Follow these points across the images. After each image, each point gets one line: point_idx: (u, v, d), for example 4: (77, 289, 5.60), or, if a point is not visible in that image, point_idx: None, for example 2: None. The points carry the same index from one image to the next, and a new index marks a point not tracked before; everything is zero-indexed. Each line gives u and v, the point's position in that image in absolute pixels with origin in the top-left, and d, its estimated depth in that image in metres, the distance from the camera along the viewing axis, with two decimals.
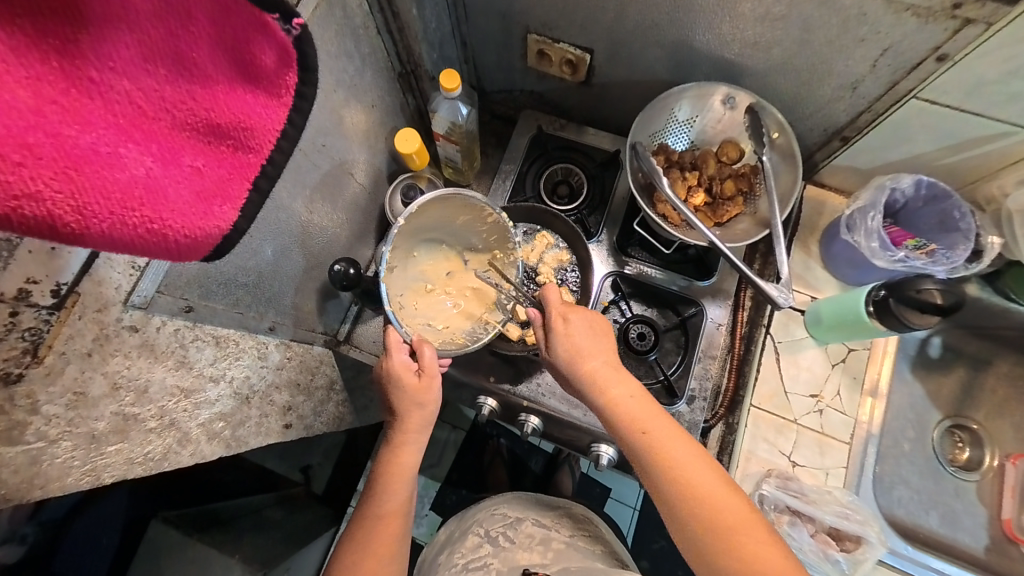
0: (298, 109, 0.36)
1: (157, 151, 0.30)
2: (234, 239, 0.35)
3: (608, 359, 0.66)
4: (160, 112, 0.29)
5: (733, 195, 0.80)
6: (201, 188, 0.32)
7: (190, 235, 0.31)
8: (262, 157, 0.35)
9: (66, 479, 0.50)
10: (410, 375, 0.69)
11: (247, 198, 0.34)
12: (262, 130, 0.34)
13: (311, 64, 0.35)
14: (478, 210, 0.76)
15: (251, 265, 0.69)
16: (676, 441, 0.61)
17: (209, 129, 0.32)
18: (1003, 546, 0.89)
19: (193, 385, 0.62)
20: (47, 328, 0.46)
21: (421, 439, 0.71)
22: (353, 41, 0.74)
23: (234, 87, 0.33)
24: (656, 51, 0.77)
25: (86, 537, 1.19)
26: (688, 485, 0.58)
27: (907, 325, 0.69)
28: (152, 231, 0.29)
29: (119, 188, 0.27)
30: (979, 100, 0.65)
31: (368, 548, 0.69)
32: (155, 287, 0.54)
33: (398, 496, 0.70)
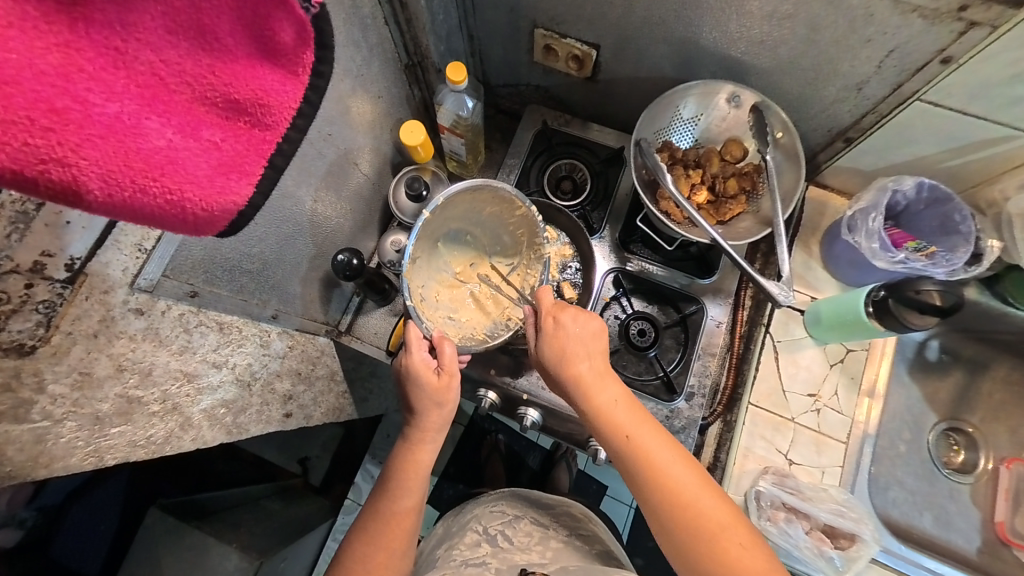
0: (315, 88, 0.34)
1: (177, 124, 0.30)
2: (249, 216, 0.35)
3: (598, 363, 0.66)
4: (180, 84, 0.30)
5: (736, 194, 0.80)
6: (219, 162, 0.32)
7: (207, 209, 0.31)
8: (278, 135, 0.34)
9: (71, 458, 0.50)
10: (432, 375, 0.69)
11: (262, 174, 0.34)
12: (279, 106, 0.33)
13: (327, 43, 0.34)
14: (507, 205, 0.76)
15: (255, 252, 0.69)
16: (662, 447, 0.62)
17: (228, 104, 0.32)
18: (995, 548, 0.90)
19: (196, 369, 0.63)
20: (60, 302, 0.47)
21: (439, 437, 0.73)
22: (361, 31, 0.74)
23: (254, 62, 0.32)
24: (663, 48, 0.78)
25: (84, 523, 1.20)
26: (673, 491, 0.60)
27: (906, 325, 0.69)
28: (171, 202, 0.30)
29: (139, 157, 0.28)
30: (983, 103, 0.65)
31: (377, 544, 0.69)
32: (161, 271, 0.55)
33: (413, 493, 0.71)
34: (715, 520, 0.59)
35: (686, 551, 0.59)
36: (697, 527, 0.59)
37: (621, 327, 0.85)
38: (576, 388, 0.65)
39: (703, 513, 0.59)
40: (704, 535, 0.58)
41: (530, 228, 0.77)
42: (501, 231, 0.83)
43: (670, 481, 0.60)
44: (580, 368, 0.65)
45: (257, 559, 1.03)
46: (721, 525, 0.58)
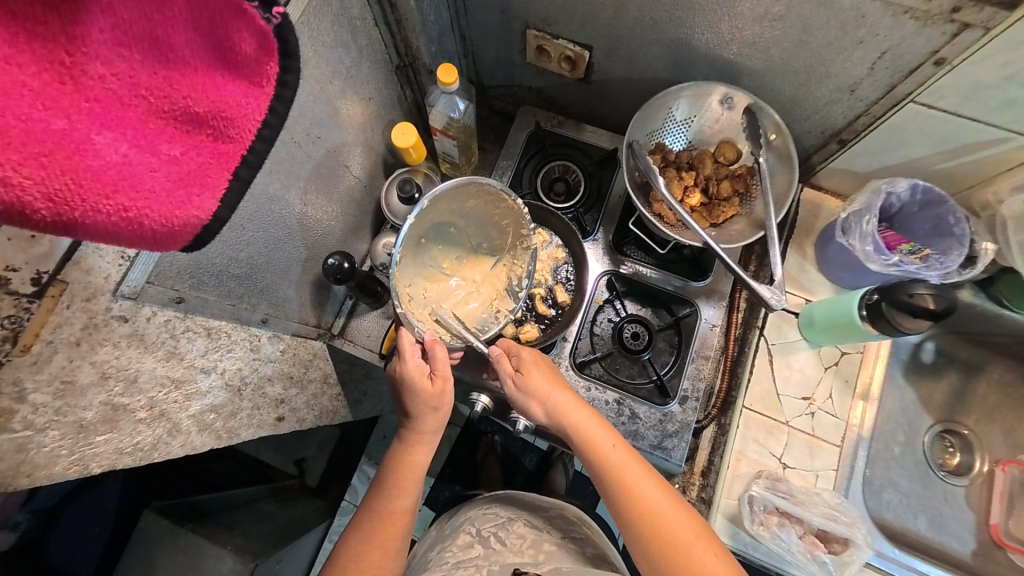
0: (280, 98, 0.35)
1: (133, 138, 0.29)
2: (214, 228, 0.34)
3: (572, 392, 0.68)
4: (134, 98, 0.29)
5: (729, 197, 0.80)
6: (179, 176, 0.31)
7: (167, 224, 0.31)
8: (242, 146, 0.34)
9: (53, 467, 0.50)
10: (426, 380, 0.68)
11: (228, 187, 0.34)
12: (242, 117, 0.33)
13: (292, 51, 0.34)
14: (495, 197, 0.73)
15: (244, 256, 0.69)
16: (640, 472, 0.63)
17: (187, 116, 0.31)
18: (989, 550, 0.89)
19: (184, 375, 0.62)
20: (27, 315, 0.44)
21: (434, 438, 0.73)
22: (350, 33, 0.74)
23: (213, 73, 0.32)
24: (655, 49, 0.77)
25: (78, 525, 1.19)
26: (650, 513, 0.60)
27: (898, 329, 0.69)
28: (126, 219, 0.29)
29: (90, 174, 0.27)
30: (976, 105, 0.64)
31: (370, 548, 0.68)
32: (144, 278, 0.53)
33: (407, 494, 0.71)
34: (695, 542, 0.59)
35: None
36: (677, 550, 0.59)
37: (614, 330, 0.85)
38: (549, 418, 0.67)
39: (684, 537, 0.59)
40: (685, 558, 0.58)
41: (518, 220, 0.75)
42: (487, 224, 0.80)
43: (648, 505, 0.61)
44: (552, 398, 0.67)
45: (252, 561, 1.02)
46: (700, 545, 0.59)
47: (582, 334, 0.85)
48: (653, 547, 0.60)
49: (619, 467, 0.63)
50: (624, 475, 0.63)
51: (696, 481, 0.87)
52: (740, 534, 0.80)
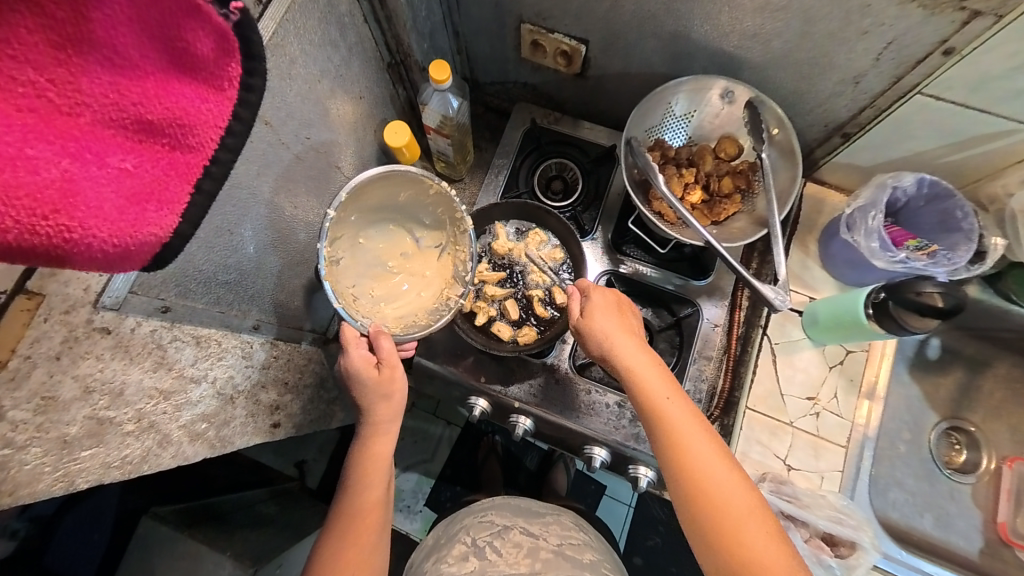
0: (245, 103, 0.33)
1: (78, 150, 0.27)
2: (176, 245, 0.33)
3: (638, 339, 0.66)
4: (77, 106, 0.27)
5: (730, 193, 0.78)
6: (132, 190, 0.30)
7: (120, 243, 0.29)
8: (204, 156, 0.33)
9: (38, 485, 0.48)
10: (372, 370, 0.66)
11: (189, 201, 0.33)
12: (202, 125, 0.32)
13: (256, 52, 0.33)
14: (421, 184, 0.74)
15: (232, 263, 0.67)
16: (696, 430, 0.60)
17: (139, 125, 0.30)
18: (997, 549, 0.88)
19: (173, 386, 0.60)
20: None
21: (394, 428, 0.70)
22: (338, 30, 0.72)
23: (167, 78, 0.30)
24: (652, 42, 0.75)
25: (78, 532, 1.19)
26: (704, 479, 0.57)
27: (905, 328, 0.67)
28: (73, 240, 0.27)
29: (26, 193, 0.25)
30: (985, 96, 0.62)
31: (347, 547, 0.67)
32: (127, 288, 0.51)
33: (375, 487, 0.69)
34: (746, 516, 0.56)
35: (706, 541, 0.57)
36: (724, 519, 0.56)
37: None
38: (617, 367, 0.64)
39: (732, 506, 0.56)
40: (731, 528, 0.55)
41: (449, 204, 0.75)
42: (423, 214, 0.79)
43: (700, 463, 0.58)
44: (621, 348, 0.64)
45: (251, 567, 1.01)
46: (750, 520, 0.55)
47: None
48: (695, 507, 0.57)
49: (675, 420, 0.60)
50: (678, 429, 0.60)
51: None
52: None
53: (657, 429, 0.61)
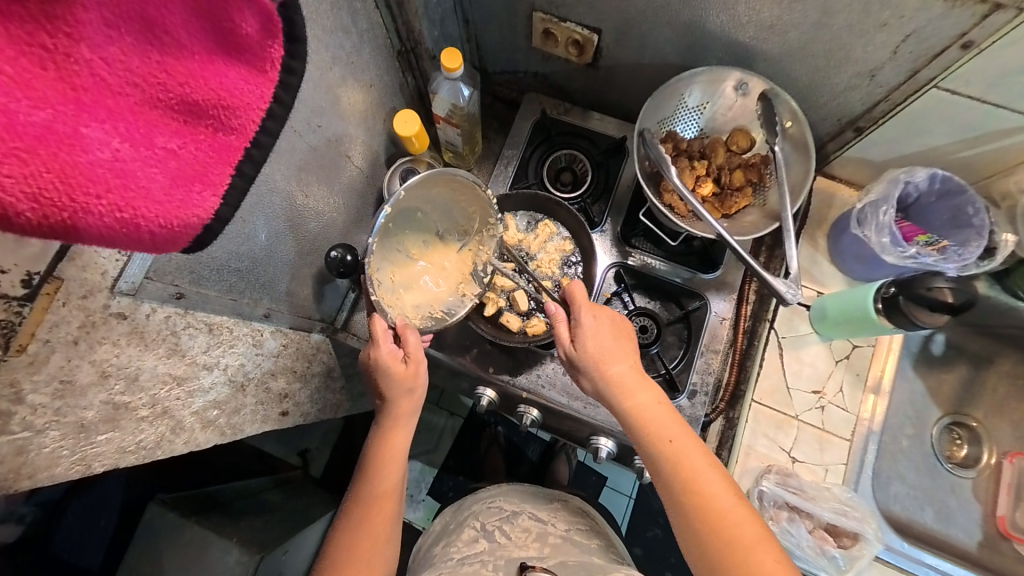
0: (285, 85, 0.32)
1: (126, 131, 0.27)
2: (216, 229, 0.32)
3: (633, 364, 0.65)
4: (126, 86, 0.26)
5: (742, 186, 0.78)
6: (176, 173, 0.29)
7: (166, 225, 0.29)
8: (246, 140, 0.32)
9: (56, 468, 0.48)
10: (399, 363, 0.67)
11: (230, 185, 0.32)
12: (245, 108, 0.31)
13: (299, 35, 0.32)
14: (472, 188, 0.71)
15: (244, 250, 0.67)
16: (700, 459, 0.60)
17: (185, 106, 0.29)
18: (996, 542, 0.89)
19: (186, 372, 0.61)
20: (19, 319, 0.42)
21: (412, 421, 0.72)
22: (350, 16, 0.71)
23: (212, 58, 0.29)
24: (667, 33, 0.74)
25: (84, 518, 1.19)
26: (697, 488, 0.58)
27: (915, 323, 0.67)
28: (122, 220, 0.26)
29: (79, 172, 0.24)
30: (1003, 90, 0.62)
31: (362, 535, 0.68)
32: (143, 273, 0.52)
33: (391, 480, 0.70)
34: (741, 522, 0.56)
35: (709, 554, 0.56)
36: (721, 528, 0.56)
37: None
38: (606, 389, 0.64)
39: (742, 538, 0.56)
40: (730, 537, 0.56)
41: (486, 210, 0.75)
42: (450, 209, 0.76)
43: (707, 495, 0.58)
44: (612, 367, 0.64)
45: (257, 554, 1.02)
46: (744, 526, 0.56)
47: None
48: (707, 539, 0.57)
49: (676, 449, 0.60)
50: (684, 459, 0.59)
51: None
52: None
53: (662, 460, 0.60)
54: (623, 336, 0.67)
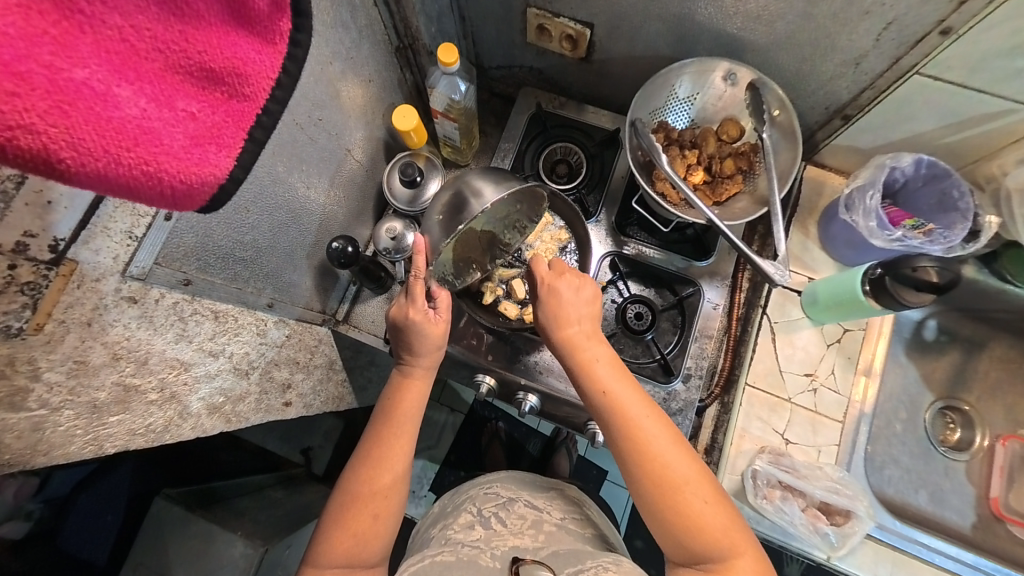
0: (293, 57, 0.34)
1: (151, 93, 0.29)
2: (231, 190, 0.33)
3: (589, 328, 0.68)
4: (152, 52, 0.29)
5: (732, 174, 0.80)
6: (196, 133, 0.31)
7: (186, 181, 0.30)
8: (257, 106, 0.33)
9: (70, 446, 0.50)
10: (432, 320, 0.71)
11: (243, 147, 0.33)
12: (256, 76, 0.33)
13: (304, 9, 0.34)
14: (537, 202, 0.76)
15: (248, 240, 0.69)
16: (647, 414, 0.61)
17: (203, 73, 0.31)
18: (990, 524, 0.90)
19: (192, 358, 0.63)
20: (45, 283, 0.44)
21: (431, 379, 0.76)
22: (349, 13, 0.73)
23: (228, 30, 0.31)
24: (658, 25, 0.76)
25: (89, 513, 1.20)
26: (643, 442, 0.59)
27: (902, 304, 0.69)
28: (147, 174, 0.28)
29: (113, 126, 0.26)
30: (984, 75, 0.64)
31: (371, 488, 0.66)
32: (152, 259, 0.54)
33: (407, 434, 0.71)
34: (684, 477, 0.57)
35: (650, 504, 0.58)
36: (663, 479, 0.57)
37: (618, 311, 0.84)
38: (565, 349, 0.67)
39: (686, 492, 0.57)
40: (671, 489, 0.57)
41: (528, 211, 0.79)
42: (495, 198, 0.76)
43: (652, 450, 0.59)
44: (570, 329, 0.67)
45: (262, 545, 1.03)
46: (688, 484, 0.57)
47: None
48: (650, 490, 0.58)
49: (626, 407, 0.61)
50: (628, 414, 0.61)
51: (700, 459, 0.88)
52: (743, 508, 0.81)
53: (610, 417, 0.62)
54: (587, 302, 0.69)
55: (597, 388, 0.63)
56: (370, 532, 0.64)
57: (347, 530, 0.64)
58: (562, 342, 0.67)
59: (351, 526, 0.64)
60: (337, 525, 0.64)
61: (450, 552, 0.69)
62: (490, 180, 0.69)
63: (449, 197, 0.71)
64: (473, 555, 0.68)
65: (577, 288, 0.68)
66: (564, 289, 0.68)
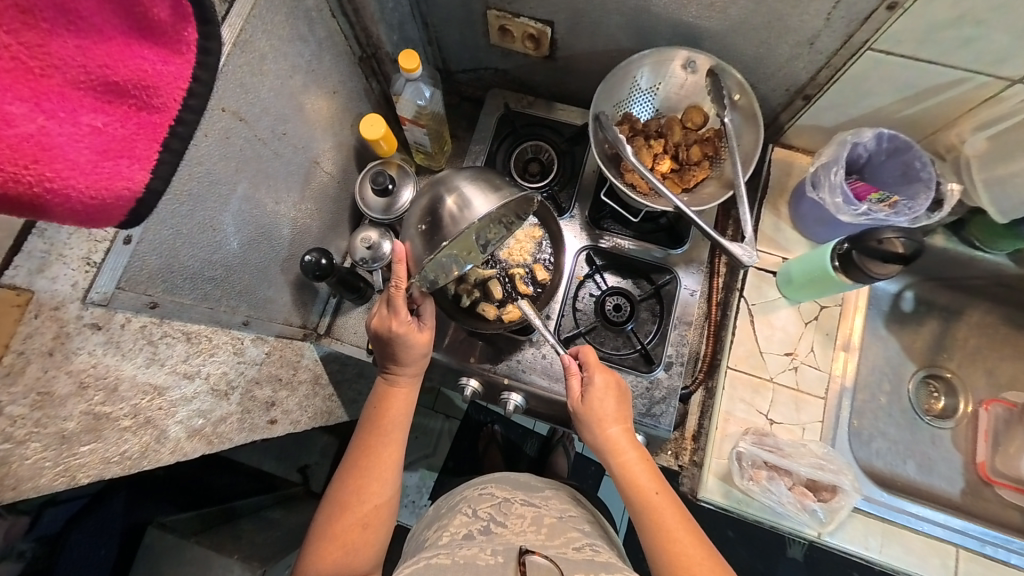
0: (203, 65, 0.34)
1: (52, 109, 0.28)
2: (151, 203, 0.33)
3: (626, 430, 0.72)
4: (48, 68, 0.28)
5: (699, 160, 0.80)
6: (103, 146, 0.30)
7: (96, 196, 0.30)
8: (170, 116, 0.33)
9: (39, 479, 0.49)
10: (415, 330, 0.71)
11: (159, 159, 0.33)
12: (165, 86, 0.32)
13: (210, 17, 0.34)
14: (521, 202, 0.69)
15: (217, 259, 0.68)
16: (679, 518, 0.66)
17: (106, 86, 0.31)
18: (978, 489, 0.91)
19: (166, 381, 0.61)
20: None
21: (418, 385, 0.76)
22: (307, 25, 0.73)
23: (129, 41, 0.31)
24: (616, 19, 0.77)
25: (82, 554, 1.15)
26: (676, 547, 0.63)
27: (870, 276, 0.71)
28: (51, 190, 0.28)
29: (6, 144, 0.26)
30: (934, 47, 0.65)
31: (360, 501, 0.67)
32: (115, 284, 0.52)
33: (395, 443, 0.71)
34: None
35: None
36: None
37: (597, 304, 0.85)
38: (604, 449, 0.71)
39: None
40: None
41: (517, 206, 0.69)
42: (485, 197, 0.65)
43: (684, 555, 0.63)
44: (610, 430, 0.71)
45: (260, 567, 1.02)
46: None
47: (565, 310, 0.86)
48: None
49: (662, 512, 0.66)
50: (662, 520, 0.65)
51: (688, 446, 0.90)
52: (731, 491, 0.81)
53: (646, 520, 0.66)
54: (623, 402, 0.73)
55: (636, 491, 0.68)
56: (360, 542, 0.65)
57: (337, 541, 0.64)
58: (601, 442, 0.71)
59: (340, 538, 0.65)
60: (325, 539, 0.65)
61: (446, 555, 0.68)
62: (480, 188, 0.65)
63: (427, 203, 0.67)
64: (472, 555, 0.67)
65: (614, 391, 0.73)
66: (599, 384, 0.73)
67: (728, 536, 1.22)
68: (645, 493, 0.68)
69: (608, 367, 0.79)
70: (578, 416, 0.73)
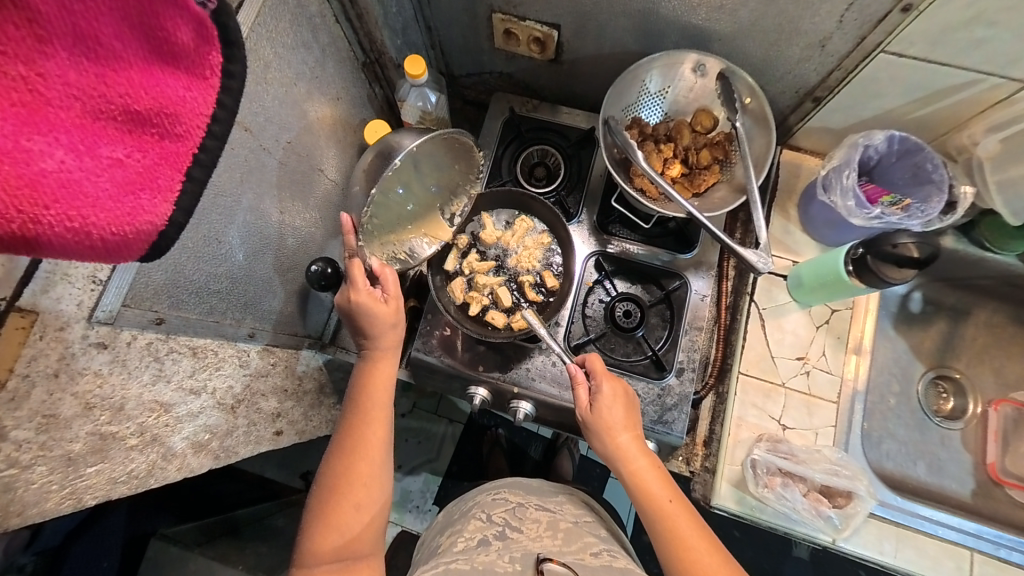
0: (227, 90, 0.33)
1: (71, 142, 0.27)
2: (173, 235, 0.33)
3: (635, 436, 0.71)
4: (66, 99, 0.27)
5: (709, 164, 0.80)
6: (125, 180, 0.29)
7: (118, 232, 0.29)
8: (192, 144, 0.32)
9: (45, 504, 0.47)
10: (381, 302, 0.69)
11: (181, 190, 0.32)
12: (188, 114, 0.32)
13: (234, 39, 0.33)
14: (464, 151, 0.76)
15: (222, 272, 0.66)
16: (690, 522, 0.65)
17: (127, 116, 0.29)
18: (988, 489, 0.91)
19: (173, 398, 0.60)
20: None
21: (396, 358, 0.74)
22: (311, 32, 0.71)
23: (151, 68, 0.30)
24: (623, 22, 0.76)
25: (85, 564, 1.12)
26: (690, 554, 0.63)
27: (885, 281, 0.69)
28: (73, 230, 0.27)
29: (26, 184, 0.25)
30: (947, 48, 0.64)
31: (351, 483, 0.66)
32: (120, 301, 0.51)
33: (380, 421, 0.70)
34: None
35: None
36: None
37: (607, 310, 0.84)
38: (614, 456, 0.70)
39: None
40: None
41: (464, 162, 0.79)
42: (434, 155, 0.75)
43: (699, 561, 0.62)
44: (620, 438, 0.70)
45: None
46: None
47: (574, 316, 0.84)
48: None
49: (672, 517, 0.65)
50: (675, 526, 0.65)
51: (699, 452, 0.89)
52: (745, 498, 0.81)
53: (658, 527, 0.66)
54: (631, 407, 0.73)
55: (648, 498, 0.67)
56: (354, 521, 0.65)
57: (332, 527, 0.64)
58: (612, 450, 0.70)
59: (334, 521, 0.64)
60: (320, 524, 0.64)
61: (464, 561, 0.69)
62: (411, 135, 0.71)
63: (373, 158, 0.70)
64: (489, 562, 0.68)
65: (621, 397, 0.72)
66: (607, 390, 0.71)
67: (735, 536, 1.22)
68: (655, 499, 0.67)
69: (617, 374, 0.78)
70: (587, 423, 0.72)
